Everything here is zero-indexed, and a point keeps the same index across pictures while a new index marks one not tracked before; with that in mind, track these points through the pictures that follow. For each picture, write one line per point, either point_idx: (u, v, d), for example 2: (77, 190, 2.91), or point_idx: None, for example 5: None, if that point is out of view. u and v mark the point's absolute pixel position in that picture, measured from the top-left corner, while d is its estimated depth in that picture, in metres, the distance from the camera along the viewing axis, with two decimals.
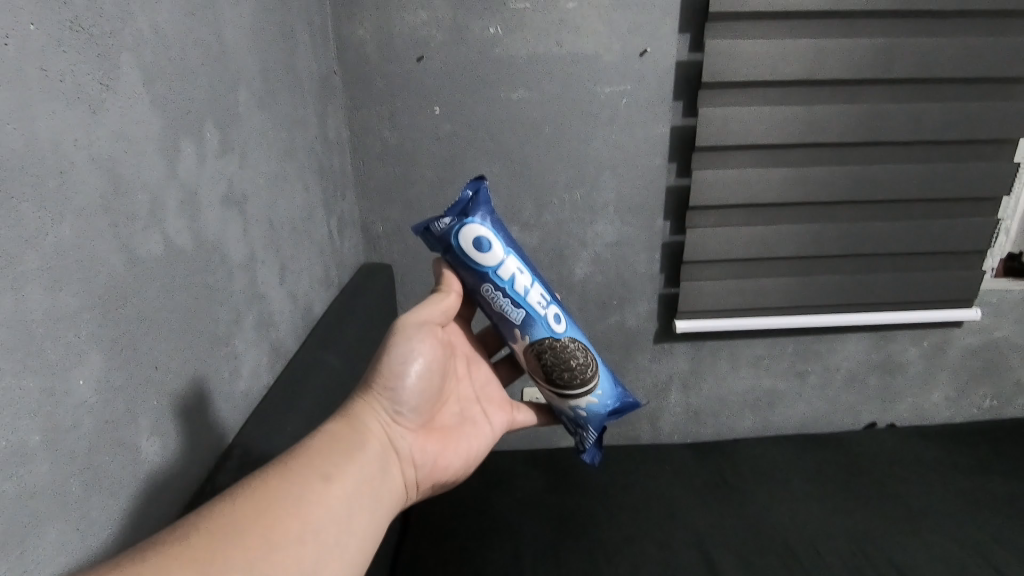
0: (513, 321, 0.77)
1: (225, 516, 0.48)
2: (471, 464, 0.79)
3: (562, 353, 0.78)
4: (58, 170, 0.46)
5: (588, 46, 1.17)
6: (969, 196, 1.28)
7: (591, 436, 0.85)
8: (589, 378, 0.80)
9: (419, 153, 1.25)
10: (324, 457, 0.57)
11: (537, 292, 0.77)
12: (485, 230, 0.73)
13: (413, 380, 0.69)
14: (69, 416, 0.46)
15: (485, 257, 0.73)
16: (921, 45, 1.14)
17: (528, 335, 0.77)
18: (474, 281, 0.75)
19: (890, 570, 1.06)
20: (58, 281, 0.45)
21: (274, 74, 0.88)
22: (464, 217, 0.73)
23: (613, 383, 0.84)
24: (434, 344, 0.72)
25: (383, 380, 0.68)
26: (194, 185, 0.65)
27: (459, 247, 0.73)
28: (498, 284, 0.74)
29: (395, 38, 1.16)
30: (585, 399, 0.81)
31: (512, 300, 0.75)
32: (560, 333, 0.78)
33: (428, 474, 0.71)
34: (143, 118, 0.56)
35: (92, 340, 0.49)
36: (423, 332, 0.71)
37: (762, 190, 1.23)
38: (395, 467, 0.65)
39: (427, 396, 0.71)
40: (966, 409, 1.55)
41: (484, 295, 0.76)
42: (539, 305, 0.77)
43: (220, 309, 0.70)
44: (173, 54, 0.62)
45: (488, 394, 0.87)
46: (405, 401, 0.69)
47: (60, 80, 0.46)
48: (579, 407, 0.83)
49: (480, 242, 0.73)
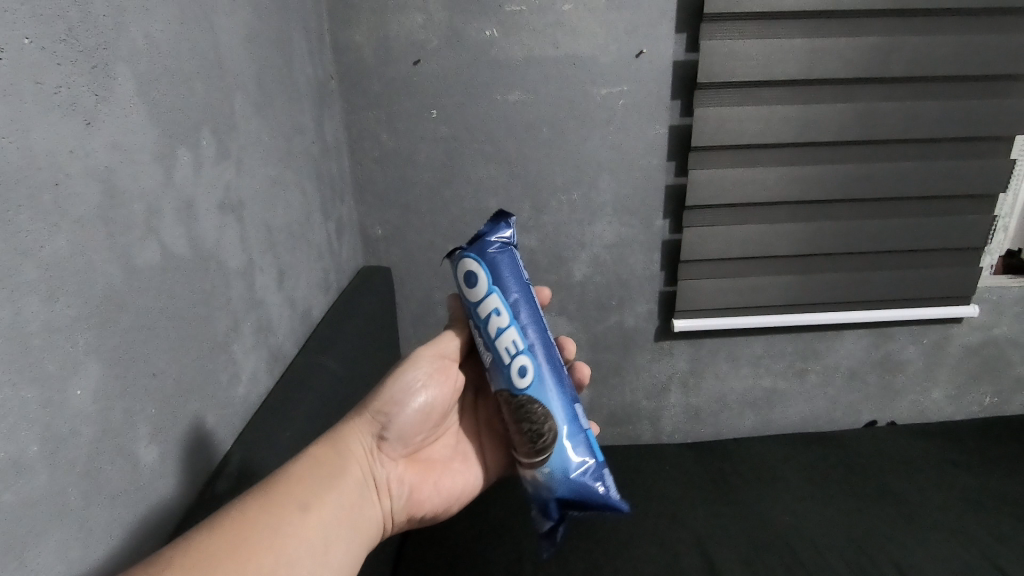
0: (485, 360, 0.71)
1: (203, 541, 0.50)
2: (452, 502, 0.78)
3: (519, 407, 0.68)
4: (54, 182, 0.46)
5: (584, 48, 1.18)
6: (968, 193, 1.28)
7: (543, 522, 0.70)
8: (540, 447, 0.67)
9: (417, 156, 1.25)
10: (307, 484, 0.60)
11: (510, 338, 0.68)
12: (479, 266, 0.68)
13: (409, 412, 0.70)
14: (69, 424, 0.47)
15: (471, 291, 0.69)
16: (917, 44, 1.15)
17: (494, 381, 0.70)
18: (465, 313, 0.72)
19: (890, 569, 1.07)
20: (55, 292, 0.46)
21: (270, 80, 0.88)
22: (467, 249, 0.69)
23: (584, 469, 0.68)
24: (441, 377, 0.73)
25: (378, 406, 0.69)
26: (190, 192, 0.65)
27: (456, 279, 0.71)
28: (477, 320, 0.70)
29: (391, 41, 1.17)
30: (534, 468, 0.68)
31: (484, 340, 0.69)
32: (520, 387, 0.67)
33: (407, 507, 0.72)
34: (138, 129, 0.56)
35: (91, 349, 0.49)
36: (430, 363, 0.72)
37: (759, 190, 1.24)
38: (374, 499, 0.66)
39: (419, 427, 0.72)
40: (966, 407, 1.55)
41: (472, 330, 0.72)
42: (506, 352, 0.68)
43: (219, 316, 0.70)
44: (169, 64, 0.62)
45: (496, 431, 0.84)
46: (395, 429, 0.70)
47: (55, 92, 0.47)
48: (531, 478, 0.69)
49: (471, 277, 0.68)
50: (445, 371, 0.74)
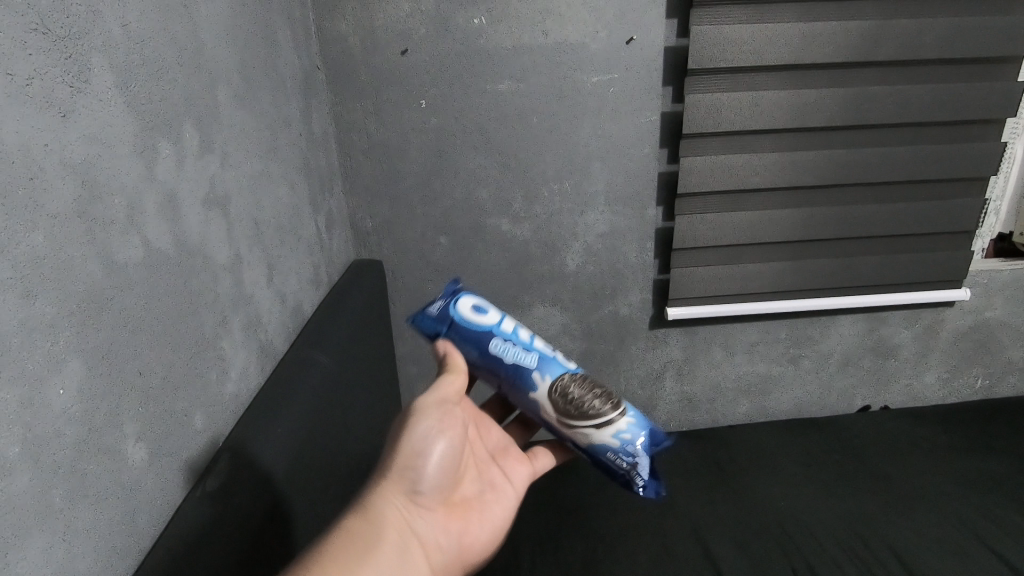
0: (529, 367, 0.76)
1: None
2: (496, 533, 0.78)
3: (581, 385, 0.77)
4: (27, 176, 0.45)
5: (574, 35, 1.16)
6: (959, 177, 1.28)
7: (641, 470, 0.77)
8: (612, 404, 0.77)
9: (406, 147, 1.24)
10: (344, 561, 0.57)
11: (539, 341, 0.80)
12: (477, 299, 0.80)
13: (431, 464, 0.68)
14: (50, 425, 0.46)
15: (485, 317, 0.78)
16: (908, 27, 1.14)
17: (547, 376, 0.76)
18: (483, 342, 0.76)
19: (885, 552, 1.07)
20: (31, 290, 0.44)
21: (254, 71, 0.87)
22: (456, 293, 0.80)
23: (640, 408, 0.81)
24: (450, 421, 0.70)
25: (398, 465, 0.66)
26: (173, 186, 0.64)
27: (461, 317, 0.78)
28: (506, 337, 0.77)
29: (378, 30, 1.15)
30: (616, 426, 0.76)
31: (523, 346, 0.77)
32: (573, 368, 0.79)
33: (454, 554, 0.70)
34: (117, 123, 0.55)
35: (71, 348, 0.48)
36: (434, 411, 0.70)
37: (751, 176, 1.23)
38: (419, 557, 0.65)
39: (447, 474, 0.70)
40: (958, 390, 1.56)
41: (497, 354, 0.76)
42: (546, 349, 0.79)
43: (206, 312, 0.69)
44: (148, 54, 0.61)
45: (504, 453, 0.87)
46: (425, 482, 0.67)
47: (27, 83, 0.45)
48: (612, 436, 0.76)
49: (473, 307, 0.79)
50: (453, 415, 0.71)
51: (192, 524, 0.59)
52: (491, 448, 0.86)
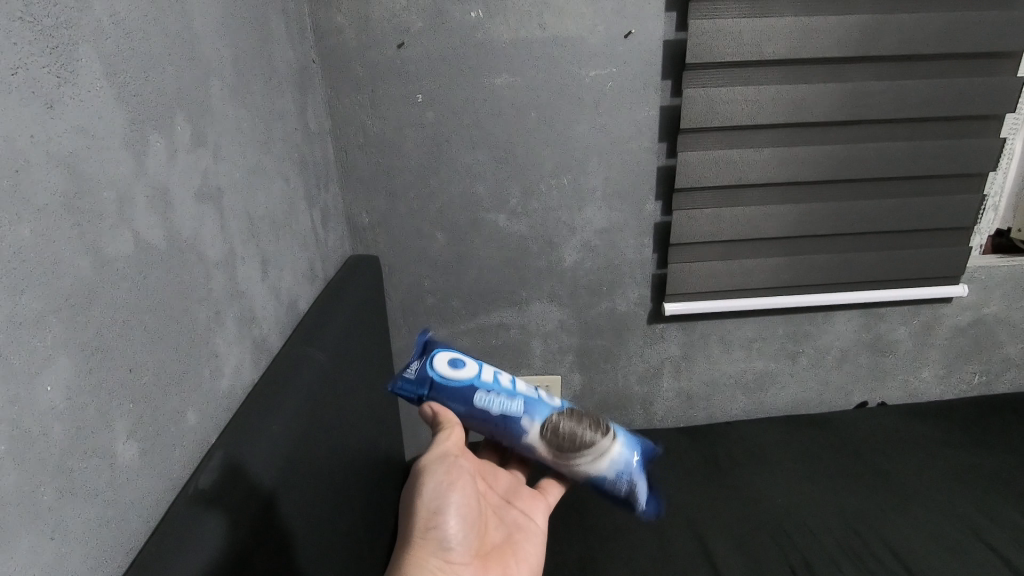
0: (516, 413, 0.76)
1: None
2: (532, 569, 0.82)
3: (569, 422, 0.78)
4: (13, 168, 0.44)
5: (572, 29, 1.15)
6: (958, 172, 1.28)
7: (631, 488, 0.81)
8: (600, 433, 0.79)
9: (403, 142, 1.23)
10: None
11: (521, 383, 0.80)
12: (452, 353, 0.80)
13: (449, 521, 0.72)
14: (37, 422, 0.45)
15: (462, 370, 0.77)
16: (907, 21, 1.13)
17: (536, 420, 0.76)
18: (466, 396, 0.76)
19: (881, 549, 1.07)
20: (18, 284, 0.44)
21: (247, 64, 0.86)
22: (428, 352, 0.80)
23: (628, 434, 0.84)
24: (458, 476, 0.75)
25: (421, 527, 0.71)
26: (165, 180, 0.63)
27: (439, 374, 0.76)
28: (487, 387, 0.77)
29: (374, 24, 1.13)
30: (608, 453, 0.79)
31: (507, 393, 0.77)
32: (559, 405, 0.79)
33: None
34: (106, 115, 0.54)
35: (59, 343, 0.47)
36: (440, 468, 0.74)
37: (749, 172, 1.23)
38: None
39: (469, 527, 0.74)
40: (955, 386, 1.56)
41: (481, 404, 0.76)
42: (530, 392, 0.79)
43: (199, 307, 0.68)
44: (138, 45, 0.60)
45: (518, 492, 0.89)
46: (451, 537, 0.72)
47: (13, 74, 0.44)
48: (607, 462, 0.79)
49: (449, 362, 0.78)
50: (461, 471, 0.76)
51: (185, 521, 0.58)
52: (506, 490, 0.89)
